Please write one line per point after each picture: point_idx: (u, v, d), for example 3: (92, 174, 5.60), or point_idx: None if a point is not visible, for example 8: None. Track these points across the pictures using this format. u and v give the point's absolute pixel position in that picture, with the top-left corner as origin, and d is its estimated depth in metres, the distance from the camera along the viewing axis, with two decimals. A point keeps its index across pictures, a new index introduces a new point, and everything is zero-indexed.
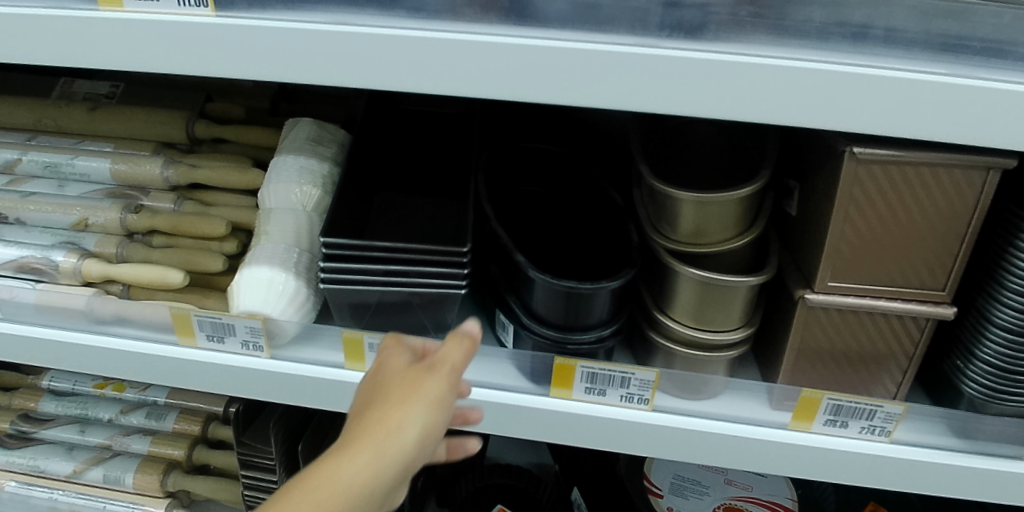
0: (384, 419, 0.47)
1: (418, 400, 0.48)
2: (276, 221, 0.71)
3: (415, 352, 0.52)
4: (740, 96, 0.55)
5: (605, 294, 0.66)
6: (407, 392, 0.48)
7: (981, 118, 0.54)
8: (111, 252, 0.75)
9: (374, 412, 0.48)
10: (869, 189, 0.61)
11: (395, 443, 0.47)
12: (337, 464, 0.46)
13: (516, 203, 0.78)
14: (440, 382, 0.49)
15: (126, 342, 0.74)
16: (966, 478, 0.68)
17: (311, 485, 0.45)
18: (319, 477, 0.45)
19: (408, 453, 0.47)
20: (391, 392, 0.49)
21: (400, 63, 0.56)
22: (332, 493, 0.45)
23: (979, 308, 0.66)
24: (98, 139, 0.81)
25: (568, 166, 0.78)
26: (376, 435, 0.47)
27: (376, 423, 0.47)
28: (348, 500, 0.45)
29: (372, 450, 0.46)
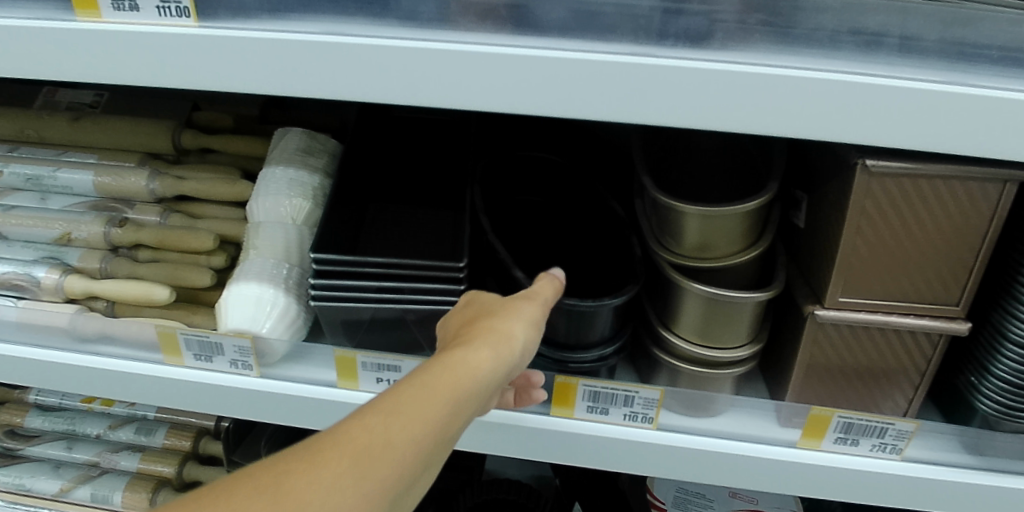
0: (497, 325, 0.49)
1: (524, 316, 0.51)
2: (265, 236, 0.69)
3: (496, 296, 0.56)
4: (750, 108, 0.52)
5: (607, 311, 0.64)
6: (513, 309, 0.52)
7: (1000, 130, 0.52)
8: (94, 268, 0.73)
9: (489, 320, 0.50)
10: (881, 202, 0.58)
11: (515, 342, 0.48)
12: (468, 351, 0.46)
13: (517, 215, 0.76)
14: (539, 306, 0.53)
15: (111, 361, 0.71)
16: (979, 497, 0.66)
17: (448, 364, 0.45)
18: (456, 358, 0.45)
19: (520, 355, 0.49)
20: (499, 311, 0.51)
21: (391, 74, 0.53)
22: (467, 373, 0.44)
23: (994, 323, 0.64)
24: (81, 150, 0.78)
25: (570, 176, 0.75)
26: (490, 336, 0.48)
27: (490, 328, 0.49)
28: (484, 381, 0.45)
29: (492, 346, 0.47)
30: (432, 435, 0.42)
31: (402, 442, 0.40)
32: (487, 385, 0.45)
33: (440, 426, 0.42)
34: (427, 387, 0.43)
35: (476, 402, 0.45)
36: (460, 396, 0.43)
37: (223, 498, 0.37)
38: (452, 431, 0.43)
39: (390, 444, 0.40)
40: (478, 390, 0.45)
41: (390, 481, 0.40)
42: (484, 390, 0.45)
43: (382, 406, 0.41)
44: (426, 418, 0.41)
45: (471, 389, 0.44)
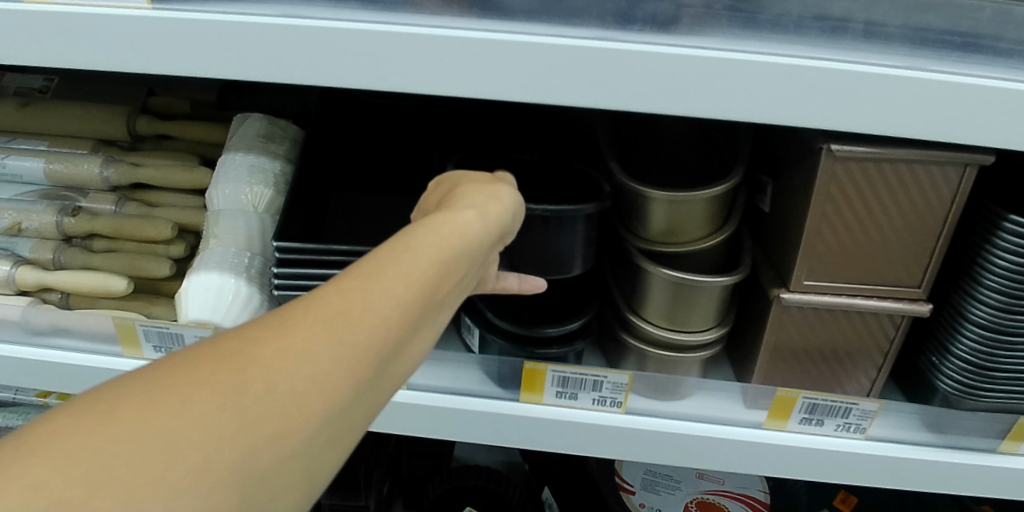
0: (482, 190, 0.46)
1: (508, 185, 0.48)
2: (225, 224, 0.67)
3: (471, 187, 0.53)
4: (718, 93, 0.52)
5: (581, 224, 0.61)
6: (493, 179, 0.49)
7: (963, 115, 0.52)
8: (47, 259, 0.70)
9: (470, 186, 0.47)
10: (846, 186, 0.59)
11: (498, 208, 0.45)
12: (455, 212, 0.43)
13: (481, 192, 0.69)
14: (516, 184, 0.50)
15: (67, 353, 0.69)
16: (939, 473, 0.68)
17: (433, 224, 0.41)
18: (436, 222, 0.42)
19: (510, 217, 0.46)
20: (478, 181, 0.48)
21: (354, 58, 0.52)
22: (455, 233, 0.41)
23: (954, 304, 0.65)
24: (31, 137, 0.76)
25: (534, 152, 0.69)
26: (474, 199, 0.45)
27: (475, 193, 0.46)
28: (474, 241, 0.42)
29: (479, 210, 0.44)
30: (415, 297, 0.38)
31: (380, 308, 0.37)
32: (474, 249, 0.42)
33: (424, 291, 0.39)
34: (403, 249, 0.39)
35: (466, 266, 0.42)
36: (448, 256, 0.40)
37: (174, 375, 0.34)
38: (440, 298, 0.40)
39: (368, 310, 0.37)
40: (464, 254, 0.42)
41: (370, 348, 0.37)
42: (475, 249, 0.42)
43: (357, 272, 0.38)
44: (410, 280, 0.38)
45: (455, 251, 0.41)
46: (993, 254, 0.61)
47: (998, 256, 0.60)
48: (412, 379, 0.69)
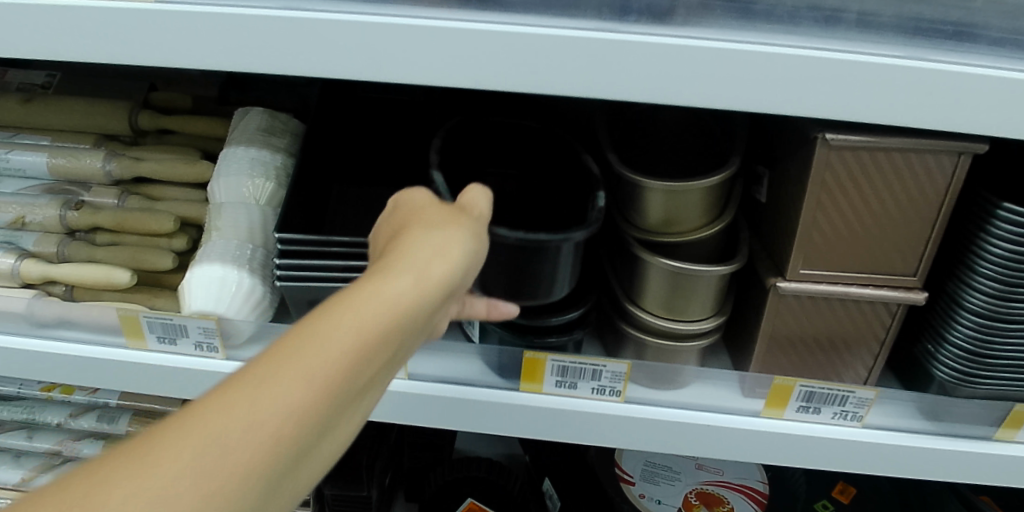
0: (428, 240, 0.43)
1: (461, 229, 0.44)
2: (227, 216, 0.68)
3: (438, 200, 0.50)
4: (714, 82, 0.52)
5: (568, 249, 0.58)
6: (452, 216, 0.45)
7: (958, 103, 0.53)
8: (51, 252, 0.71)
9: (422, 230, 0.44)
10: (842, 174, 0.59)
11: (439, 272, 0.41)
12: (384, 281, 0.40)
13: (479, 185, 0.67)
14: (476, 220, 0.46)
15: (71, 345, 0.69)
16: (935, 459, 0.69)
17: (353, 301, 0.39)
18: (364, 294, 0.39)
19: (457, 273, 0.43)
20: (435, 221, 0.44)
21: (353, 50, 0.53)
22: (375, 312, 0.38)
23: (950, 292, 0.66)
24: (34, 132, 0.76)
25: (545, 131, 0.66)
26: (414, 257, 0.42)
27: (420, 245, 0.42)
28: (398, 317, 0.39)
29: (413, 275, 0.41)
30: (313, 401, 0.36)
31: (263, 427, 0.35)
32: (399, 330, 0.39)
33: (322, 400, 0.36)
34: (311, 346, 0.37)
35: (388, 346, 0.39)
36: (361, 344, 0.38)
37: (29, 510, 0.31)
38: (353, 389, 0.38)
39: (252, 431, 0.34)
40: (383, 343, 0.39)
41: (251, 478, 0.34)
42: (401, 326, 0.40)
43: (249, 377, 0.36)
44: (309, 380, 0.36)
45: (371, 335, 0.38)
46: (988, 241, 0.61)
47: (993, 244, 0.61)
48: (413, 369, 0.70)
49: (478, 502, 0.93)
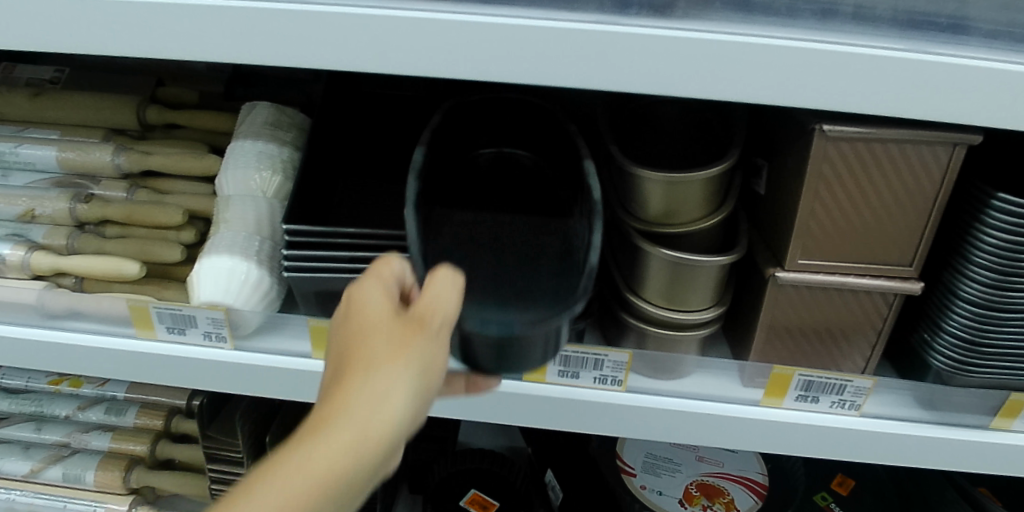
0: (374, 384, 0.45)
1: (410, 363, 0.46)
2: (234, 209, 0.69)
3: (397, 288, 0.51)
4: (714, 73, 0.54)
5: (546, 341, 0.53)
6: (403, 341, 0.47)
7: (953, 94, 0.54)
8: (61, 244, 0.72)
9: (370, 367, 0.45)
10: (840, 165, 0.61)
11: (391, 409, 0.45)
12: (324, 443, 0.43)
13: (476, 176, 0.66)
14: (431, 341, 0.47)
15: (81, 336, 0.70)
16: (931, 447, 0.70)
17: (295, 466, 0.42)
18: (305, 459, 0.42)
19: (402, 417, 0.45)
20: (383, 352, 0.46)
21: (361, 41, 0.54)
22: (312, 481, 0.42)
23: (946, 282, 0.67)
24: (43, 126, 0.77)
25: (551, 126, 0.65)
26: (357, 406, 0.44)
27: (365, 390, 0.45)
28: (336, 479, 0.42)
29: (354, 435, 0.43)
30: None
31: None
32: (341, 490, 0.43)
33: None
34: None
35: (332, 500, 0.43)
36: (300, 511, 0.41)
37: None
38: None
39: None
40: (333, 494, 0.43)
41: None
42: (343, 481, 0.43)
43: None
44: None
45: (308, 502, 0.41)
46: (984, 231, 0.62)
47: (988, 234, 0.62)
48: None
49: (482, 493, 0.95)
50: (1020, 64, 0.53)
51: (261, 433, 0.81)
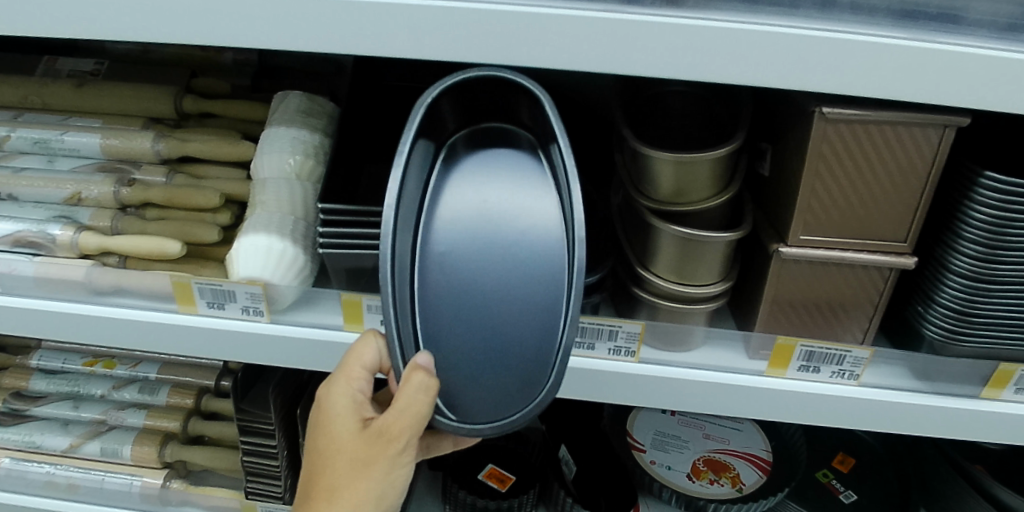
0: (346, 489, 0.59)
1: (375, 474, 0.59)
2: (270, 191, 0.73)
3: (365, 386, 0.63)
4: (720, 59, 0.58)
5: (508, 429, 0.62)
6: (369, 450, 0.59)
7: (941, 78, 0.59)
8: (106, 225, 0.76)
9: (343, 472, 0.59)
10: (838, 146, 0.65)
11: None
12: None
13: (472, 150, 0.68)
14: (394, 448, 0.59)
15: (125, 311, 0.75)
16: (925, 415, 0.75)
17: None
18: None
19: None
20: (353, 462, 0.59)
21: (396, 30, 0.59)
22: None
23: (938, 258, 0.72)
24: (86, 116, 0.82)
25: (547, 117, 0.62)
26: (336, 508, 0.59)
27: (339, 494, 0.59)
28: None
29: None
30: None
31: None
32: None
33: None
34: None
35: None
36: None
37: None
38: None
39: None
40: None
41: None
42: None
43: None
44: None
45: None
46: (973, 208, 0.67)
47: (976, 210, 0.66)
48: None
49: (499, 468, 0.98)
50: (1008, 51, 0.58)
51: (291, 407, 0.86)
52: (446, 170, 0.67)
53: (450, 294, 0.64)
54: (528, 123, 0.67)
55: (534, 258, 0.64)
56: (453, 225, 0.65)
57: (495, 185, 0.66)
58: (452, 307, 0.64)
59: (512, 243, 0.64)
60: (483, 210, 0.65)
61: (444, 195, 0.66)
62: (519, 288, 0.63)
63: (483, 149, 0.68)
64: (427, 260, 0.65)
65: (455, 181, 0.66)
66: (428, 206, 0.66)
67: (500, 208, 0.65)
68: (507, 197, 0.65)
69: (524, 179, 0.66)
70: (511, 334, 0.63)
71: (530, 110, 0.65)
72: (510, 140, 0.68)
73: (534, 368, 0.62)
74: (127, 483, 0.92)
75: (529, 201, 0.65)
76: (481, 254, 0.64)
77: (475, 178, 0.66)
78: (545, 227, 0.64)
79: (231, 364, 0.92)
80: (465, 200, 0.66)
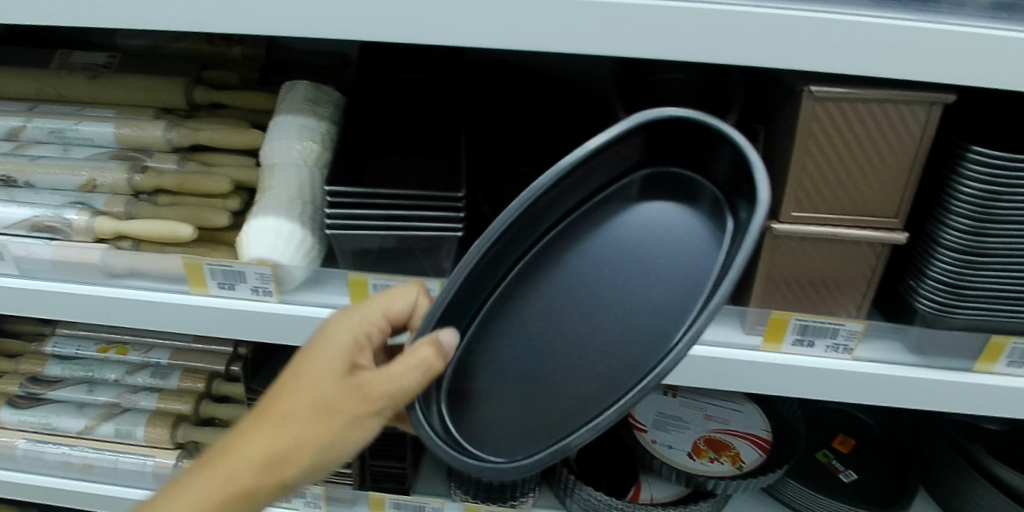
0: (299, 419, 0.61)
1: (332, 416, 0.61)
2: (279, 177, 0.76)
3: (376, 331, 0.65)
4: (711, 38, 0.60)
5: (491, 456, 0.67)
6: (340, 391, 0.61)
7: (926, 56, 0.60)
8: (120, 211, 0.79)
9: (303, 400, 0.61)
10: (827, 125, 0.67)
11: (297, 451, 0.61)
12: (247, 448, 0.62)
13: (644, 195, 0.71)
14: (364, 404, 0.61)
15: (139, 292, 0.78)
16: (918, 386, 0.77)
17: (225, 466, 0.62)
18: (232, 459, 0.62)
19: (315, 458, 0.62)
20: (319, 393, 0.61)
21: (397, 15, 0.61)
22: (232, 479, 0.62)
23: (928, 232, 0.73)
24: (101, 106, 0.85)
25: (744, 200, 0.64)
26: (282, 433, 0.61)
27: (289, 420, 0.61)
28: (251, 482, 0.62)
29: (267, 456, 0.61)
30: None
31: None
32: (263, 494, 0.63)
33: None
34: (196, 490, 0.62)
35: (254, 497, 0.63)
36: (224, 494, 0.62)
37: None
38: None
39: None
40: (255, 493, 0.62)
41: None
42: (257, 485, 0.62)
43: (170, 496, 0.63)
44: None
45: (231, 493, 0.62)
46: (961, 183, 0.69)
47: (965, 185, 0.68)
48: None
49: None
50: (991, 28, 0.60)
51: None
52: (625, 193, 0.72)
53: (546, 335, 0.70)
54: (717, 183, 0.69)
55: (651, 339, 0.67)
56: (580, 268, 0.71)
57: (659, 234, 0.70)
58: (535, 342, 0.70)
59: (645, 317, 0.68)
60: (636, 276, 0.69)
61: (606, 228, 0.71)
62: (609, 365, 0.68)
63: (662, 180, 0.71)
64: (519, 287, 0.72)
65: (615, 221, 0.71)
66: (557, 230, 0.72)
67: (647, 278, 0.69)
68: (661, 263, 0.69)
69: (685, 238, 0.70)
70: (561, 392, 0.68)
71: (724, 173, 0.66)
72: (687, 188, 0.70)
73: (554, 428, 0.67)
74: (140, 463, 0.95)
75: (676, 270, 0.69)
76: (613, 297, 0.69)
77: (637, 225, 0.71)
78: (679, 302, 0.67)
79: (238, 350, 0.93)
80: (618, 256, 0.70)
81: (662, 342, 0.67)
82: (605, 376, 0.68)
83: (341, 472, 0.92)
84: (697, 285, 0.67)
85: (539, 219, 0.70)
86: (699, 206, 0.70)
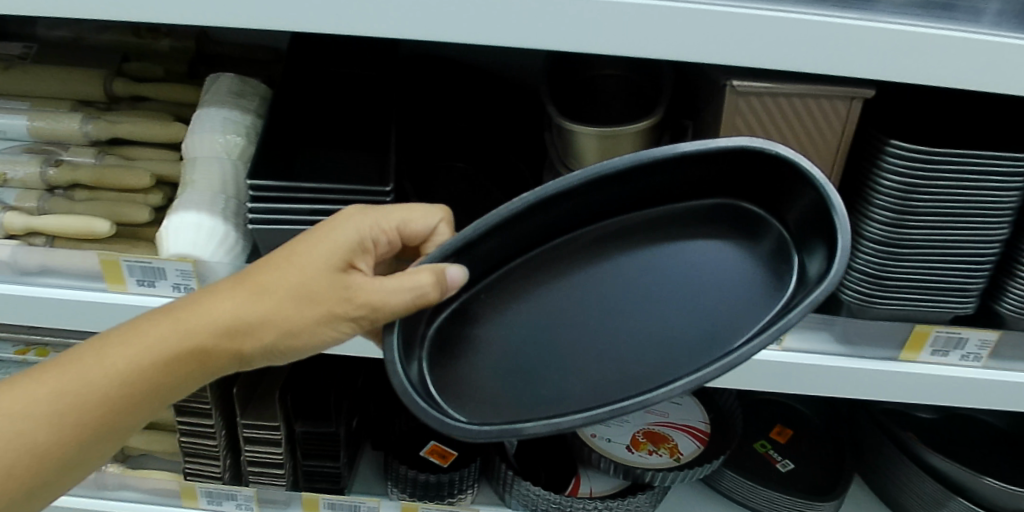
0: (280, 292, 0.59)
1: (313, 302, 0.60)
2: (202, 171, 0.74)
3: (388, 239, 0.64)
4: (632, 32, 0.60)
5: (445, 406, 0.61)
6: (329, 283, 0.59)
7: (844, 51, 0.60)
8: (32, 206, 0.76)
9: (289, 279, 0.59)
10: (749, 119, 0.68)
11: (270, 323, 0.60)
12: (221, 305, 0.59)
13: (705, 229, 0.70)
14: (349, 305, 0.60)
15: (48, 290, 0.75)
16: (844, 376, 0.78)
17: (193, 322, 0.60)
18: (203, 315, 0.60)
19: (279, 339, 0.61)
20: (306, 278, 0.59)
21: (309, 5, 0.59)
22: (197, 335, 0.59)
23: (852, 224, 0.74)
24: (13, 98, 0.82)
25: (813, 253, 0.63)
26: (261, 301, 0.59)
27: (270, 291, 0.59)
28: (215, 343, 0.60)
29: (237, 317, 0.59)
30: (133, 376, 0.59)
31: (105, 382, 0.59)
32: (219, 361, 0.61)
33: (148, 384, 0.60)
34: (153, 337, 0.60)
35: (209, 360, 0.61)
36: (184, 348, 0.60)
37: (54, 366, 0.59)
38: (174, 378, 0.61)
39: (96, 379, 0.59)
40: (212, 355, 0.61)
41: (98, 409, 0.59)
42: (216, 349, 0.60)
43: (126, 336, 0.60)
44: (140, 359, 0.59)
45: (191, 351, 0.60)
46: (881, 176, 0.69)
47: (885, 178, 0.69)
48: None
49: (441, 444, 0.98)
50: (907, 24, 0.60)
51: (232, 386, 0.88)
52: (696, 218, 0.71)
53: (576, 330, 0.67)
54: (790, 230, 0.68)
55: (662, 371, 0.63)
56: (618, 286, 0.68)
57: (709, 271, 0.68)
58: (562, 329, 0.67)
59: (669, 348, 0.64)
60: (674, 308, 0.66)
61: (664, 249, 0.70)
62: (612, 381, 0.63)
63: (733, 215, 0.70)
64: (552, 263, 0.70)
65: (672, 244, 0.70)
66: (603, 225, 0.71)
67: (678, 313, 0.66)
68: (704, 296, 0.67)
69: (737, 280, 0.67)
70: (552, 380, 0.64)
71: (798, 218, 0.66)
72: (751, 226, 0.70)
73: (522, 410, 0.62)
74: None
75: (716, 307, 0.66)
76: (646, 319, 0.66)
77: (688, 255, 0.69)
78: (705, 338, 0.64)
79: None
80: (661, 287, 0.68)
81: (673, 372, 0.63)
82: (600, 389, 0.63)
83: (272, 472, 0.90)
84: (729, 331, 0.64)
85: (605, 206, 0.69)
86: (755, 247, 0.69)
